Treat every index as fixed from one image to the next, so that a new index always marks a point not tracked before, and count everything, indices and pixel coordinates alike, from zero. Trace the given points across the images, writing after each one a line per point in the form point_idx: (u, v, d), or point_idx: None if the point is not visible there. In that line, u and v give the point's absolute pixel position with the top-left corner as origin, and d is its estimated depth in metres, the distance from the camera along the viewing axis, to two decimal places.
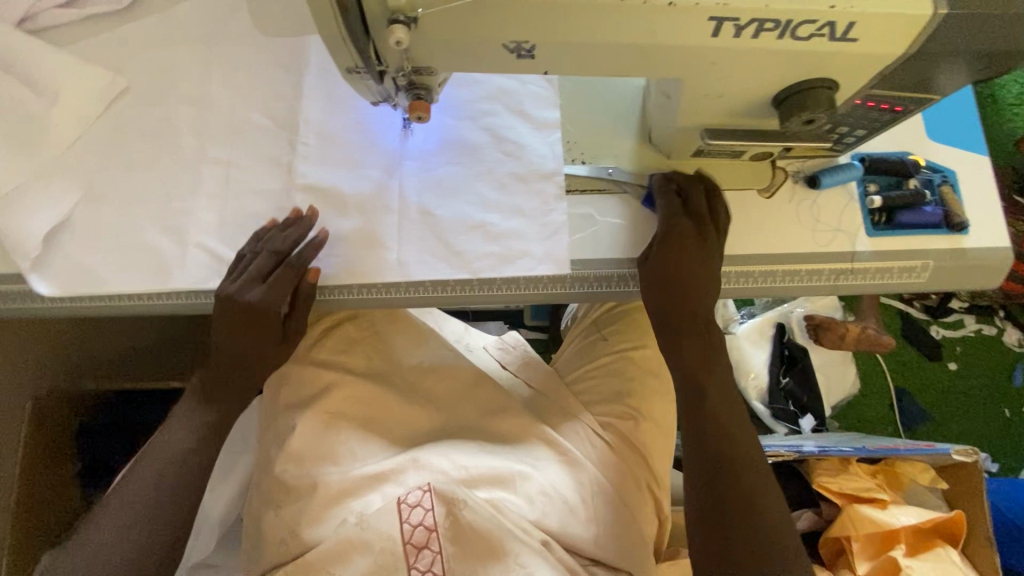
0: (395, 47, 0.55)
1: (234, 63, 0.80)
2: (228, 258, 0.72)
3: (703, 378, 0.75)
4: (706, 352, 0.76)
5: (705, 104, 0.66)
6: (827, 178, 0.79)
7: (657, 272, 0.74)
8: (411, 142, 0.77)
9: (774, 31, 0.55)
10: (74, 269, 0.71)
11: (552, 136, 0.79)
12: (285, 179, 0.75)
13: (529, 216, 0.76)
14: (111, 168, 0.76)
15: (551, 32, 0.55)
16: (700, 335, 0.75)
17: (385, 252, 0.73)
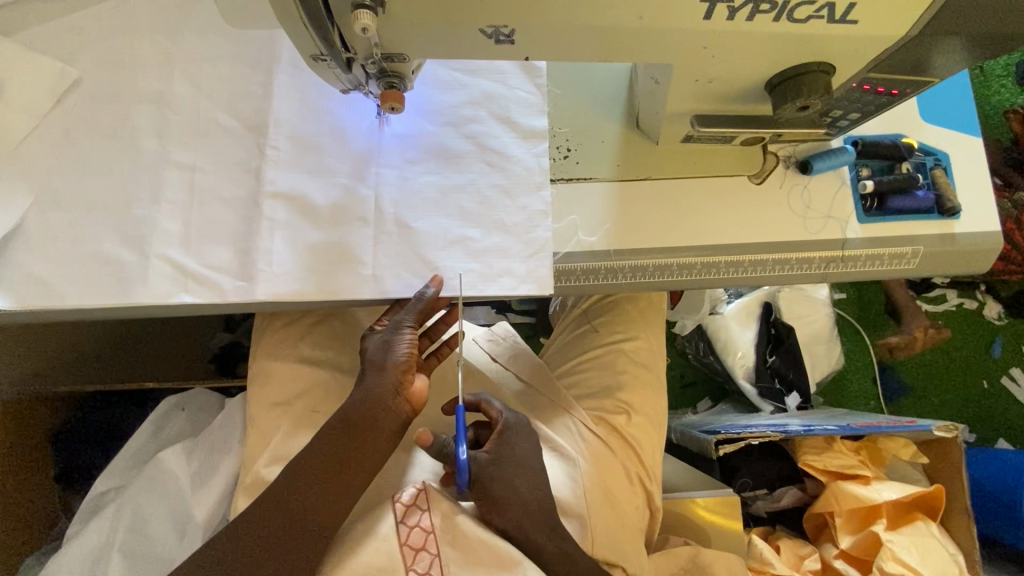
0: (361, 35, 0.50)
1: (192, 44, 0.73)
2: (193, 270, 0.66)
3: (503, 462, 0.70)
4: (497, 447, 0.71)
5: (696, 89, 0.62)
6: (819, 163, 0.77)
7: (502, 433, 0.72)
8: (388, 147, 0.71)
9: (769, 13, 0.51)
10: (27, 280, 0.65)
11: (538, 146, 0.72)
12: (254, 186, 0.69)
13: (512, 232, 0.69)
14: (63, 167, 0.69)
15: (531, 16, 0.50)
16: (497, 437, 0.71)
17: (362, 268, 0.68)
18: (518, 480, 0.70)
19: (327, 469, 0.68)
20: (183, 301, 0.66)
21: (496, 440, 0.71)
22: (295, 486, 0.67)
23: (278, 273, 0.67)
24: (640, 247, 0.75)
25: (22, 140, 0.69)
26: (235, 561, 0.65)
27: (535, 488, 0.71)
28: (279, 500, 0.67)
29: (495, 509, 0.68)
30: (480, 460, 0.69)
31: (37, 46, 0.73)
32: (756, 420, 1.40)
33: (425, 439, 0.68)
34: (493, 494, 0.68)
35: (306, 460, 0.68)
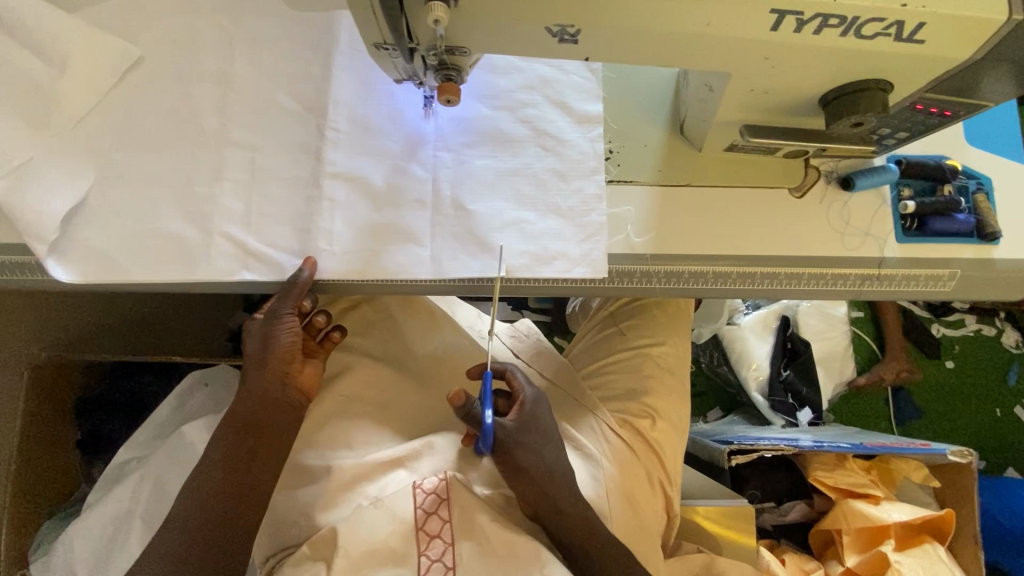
0: (432, 27, 0.51)
1: (253, 35, 0.78)
2: (255, 248, 0.72)
3: (529, 433, 0.70)
4: (524, 419, 0.71)
5: (749, 99, 0.62)
6: (861, 180, 0.77)
7: (528, 406, 0.72)
8: (446, 131, 0.76)
9: (837, 28, 0.50)
10: (89, 253, 0.71)
11: (593, 130, 0.77)
12: (314, 167, 0.75)
13: (567, 215, 0.74)
14: (125, 148, 0.74)
15: (597, 18, 0.50)
16: (523, 410, 0.71)
17: (417, 248, 0.73)
18: (540, 447, 0.71)
19: (235, 442, 0.72)
20: (245, 277, 0.72)
21: (519, 409, 0.71)
22: (247, 453, 0.72)
23: (338, 251, 0.73)
24: (676, 253, 0.75)
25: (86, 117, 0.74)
26: (200, 518, 0.71)
27: (555, 456, 0.72)
28: (232, 466, 0.72)
29: (520, 474, 0.69)
30: (506, 425, 0.69)
31: (109, 28, 0.77)
32: (766, 433, 1.40)
33: (459, 398, 0.64)
34: (515, 463, 0.68)
35: (231, 439, 0.73)
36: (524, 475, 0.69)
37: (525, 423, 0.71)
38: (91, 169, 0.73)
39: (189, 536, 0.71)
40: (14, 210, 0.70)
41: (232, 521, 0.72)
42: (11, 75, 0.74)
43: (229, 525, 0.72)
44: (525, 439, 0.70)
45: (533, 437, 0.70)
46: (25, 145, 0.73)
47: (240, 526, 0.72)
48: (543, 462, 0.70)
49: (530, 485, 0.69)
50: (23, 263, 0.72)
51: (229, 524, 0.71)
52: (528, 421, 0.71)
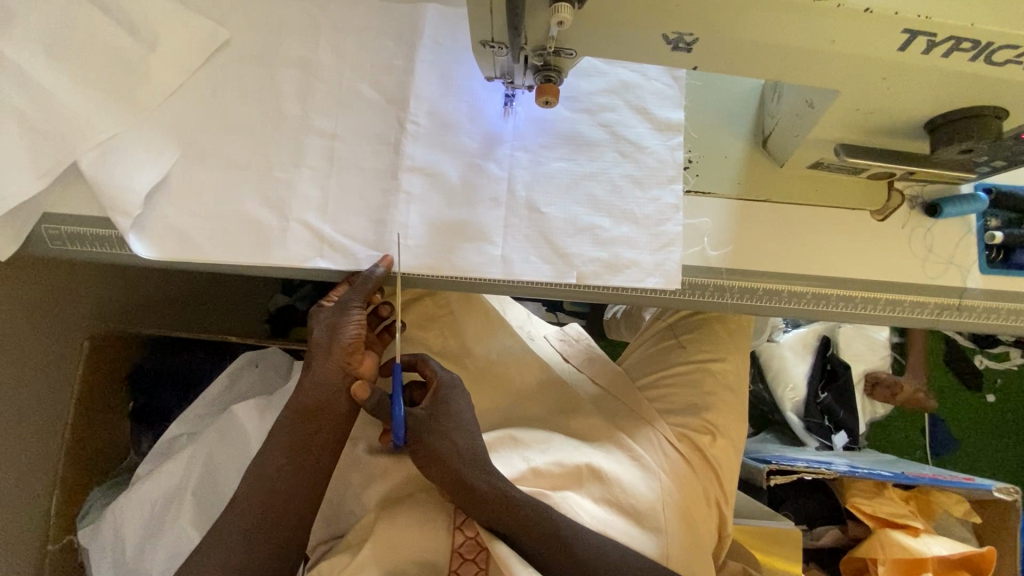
0: (554, 29, 0.51)
1: (340, 24, 0.78)
2: (329, 236, 0.72)
3: (443, 426, 0.69)
4: (435, 413, 0.70)
5: (852, 118, 0.61)
6: (949, 208, 0.74)
7: (438, 398, 0.71)
8: (524, 132, 0.75)
9: (968, 52, 0.49)
10: (169, 231, 0.71)
11: (672, 139, 0.76)
12: (392, 159, 0.74)
13: (642, 223, 0.73)
14: (208, 129, 0.75)
15: (719, 29, 0.50)
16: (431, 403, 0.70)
17: (490, 248, 0.72)
18: (455, 434, 0.69)
19: (295, 430, 0.73)
20: (318, 265, 0.71)
21: (431, 397, 0.71)
22: (307, 438, 0.73)
23: (411, 245, 0.72)
24: (754, 270, 0.74)
25: (173, 96, 0.75)
26: (262, 501, 0.72)
27: (474, 440, 0.70)
28: (293, 449, 0.73)
29: (430, 461, 0.69)
30: (416, 414, 0.69)
31: (199, 10, 0.78)
32: (802, 455, 1.38)
33: (360, 393, 0.70)
34: (428, 450, 0.68)
35: (290, 427, 0.73)
36: (441, 465, 0.68)
37: (438, 416, 0.70)
38: (175, 148, 0.74)
39: (248, 518, 0.71)
40: (100, 184, 0.71)
41: (291, 507, 0.72)
42: (100, 49, 0.75)
43: (288, 511, 0.72)
44: (436, 433, 0.69)
45: (445, 425, 0.69)
46: (112, 119, 0.73)
47: (300, 511, 0.73)
48: (470, 455, 0.69)
49: (450, 474, 0.68)
50: (102, 236, 0.73)
51: (288, 509, 0.72)
52: (440, 414, 0.70)
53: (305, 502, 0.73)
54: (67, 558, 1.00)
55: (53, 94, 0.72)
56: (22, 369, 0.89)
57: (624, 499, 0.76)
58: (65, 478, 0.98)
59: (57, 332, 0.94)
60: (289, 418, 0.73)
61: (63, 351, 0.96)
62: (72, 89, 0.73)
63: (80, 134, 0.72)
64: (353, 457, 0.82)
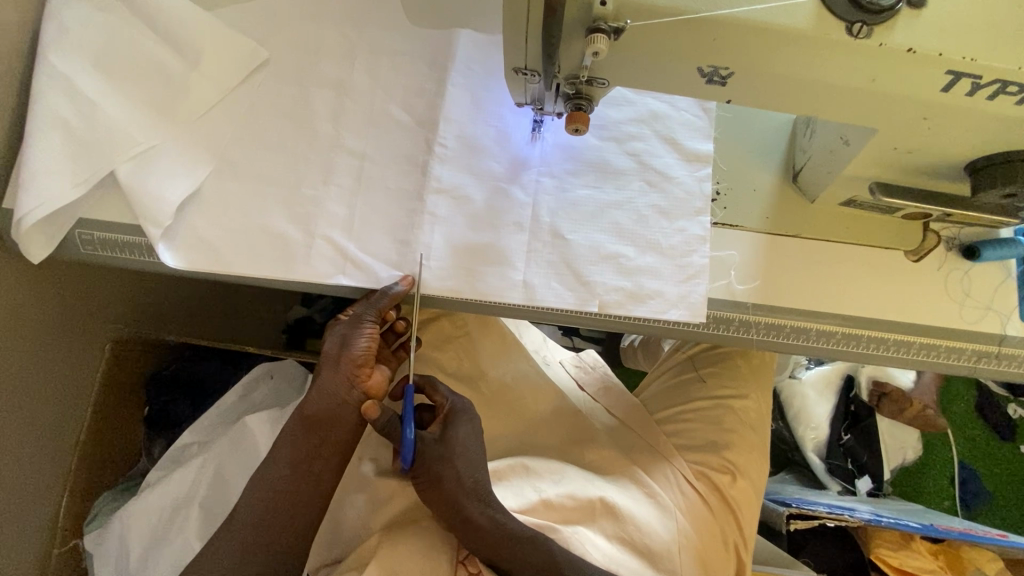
0: (589, 58, 0.50)
1: (376, 48, 0.80)
2: (352, 254, 0.72)
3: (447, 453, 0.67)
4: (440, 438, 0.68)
5: (889, 157, 0.59)
6: (988, 252, 0.72)
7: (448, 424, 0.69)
8: (552, 158, 0.75)
9: (1014, 96, 0.48)
10: (197, 242, 0.72)
11: (700, 170, 0.75)
12: (419, 179, 0.75)
13: (667, 253, 0.72)
14: (242, 144, 0.76)
15: (754, 64, 0.49)
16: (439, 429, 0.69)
17: (511, 272, 0.71)
18: (457, 462, 0.67)
19: (302, 443, 0.72)
20: (340, 282, 0.71)
21: (441, 423, 0.69)
22: (314, 451, 0.72)
23: (432, 265, 0.72)
24: (781, 306, 0.72)
25: (210, 111, 0.77)
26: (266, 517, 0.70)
27: (476, 468, 0.68)
28: (299, 462, 0.72)
29: (429, 485, 0.67)
30: (423, 438, 0.68)
31: (241, 29, 0.80)
32: (823, 499, 1.32)
33: (370, 412, 0.67)
34: (428, 474, 0.67)
35: (297, 440, 0.72)
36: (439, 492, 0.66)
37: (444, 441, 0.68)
38: (210, 162, 0.75)
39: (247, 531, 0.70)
40: (134, 193, 0.72)
41: (293, 524, 0.71)
42: (145, 65, 0.77)
43: (291, 527, 0.71)
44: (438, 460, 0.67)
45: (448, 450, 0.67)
46: (147, 132, 0.75)
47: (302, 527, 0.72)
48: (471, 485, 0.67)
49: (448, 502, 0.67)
50: (132, 243, 0.74)
51: (290, 525, 0.71)
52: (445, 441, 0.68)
53: (310, 521, 0.72)
54: (70, 561, 0.99)
55: (96, 103, 0.74)
56: (51, 374, 0.90)
57: (638, 538, 0.73)
58: (74, 480, 0.98)
59: (85, 339, 0.95)
60: (297, 430, 0.72)
61: (88, 354, 0.97)
62: (115, 100, 0.75)
63: (118, 144, 0.73)
64: (361, 477, 0.80)
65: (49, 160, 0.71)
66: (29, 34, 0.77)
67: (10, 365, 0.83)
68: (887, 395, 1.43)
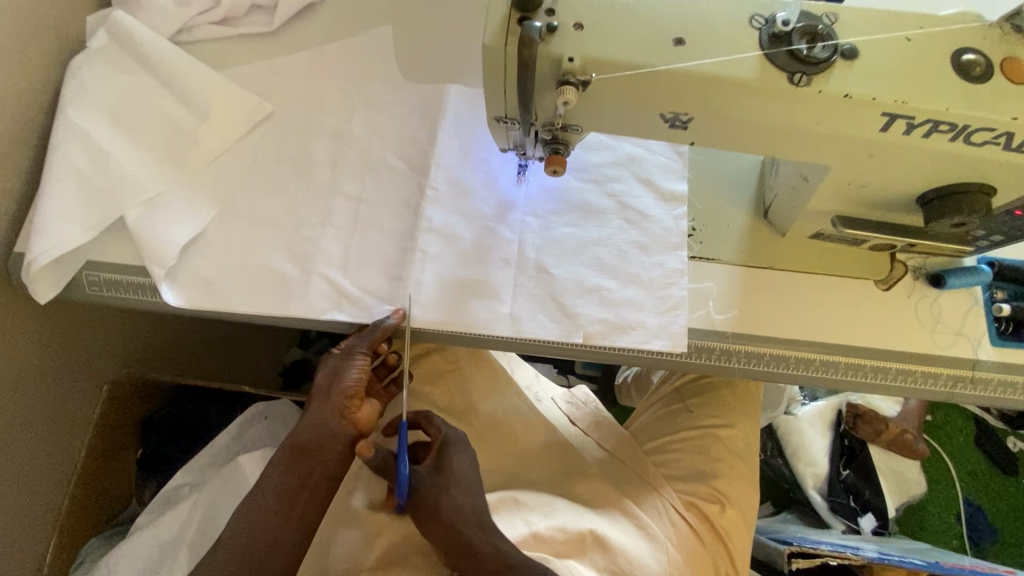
0: (560, 107, 0.55)
1: (373, 102, 0.86)
2: (346, 290, 0.76)
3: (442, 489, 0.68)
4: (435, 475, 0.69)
5: (845, 191, 0.64)
6: (953, 279, 0.75)
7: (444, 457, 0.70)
8: (537, 198, 0.80)
9: (947, 133, 0.52)
10: (199, 281, 0.76)
11: (677, 209, 0.79)
12: (411, 219, 0.79)
13: (647, 286, 0.75)
14: (245, 189, 0.81)
15: (711, 109, 0.54)
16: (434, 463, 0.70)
17: (498, 306, 0.75)
18: (452, 496, 0.68)
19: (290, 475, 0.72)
20: (334, 317, 0.74)
21: (435, 456, 0.71)
22: (300, 483, 0.72)
23: (423, 300, 0.75)
24: (759, 334, 0.74)
25: (217, 160, 0.83)
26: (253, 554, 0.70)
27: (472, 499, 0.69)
28: (287, 496, 0.72)
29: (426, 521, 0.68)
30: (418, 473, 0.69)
31: (248, 86, 0.87)
32: (825, 537, 1.30)
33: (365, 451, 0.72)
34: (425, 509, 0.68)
35: (284, 472, 0.72)
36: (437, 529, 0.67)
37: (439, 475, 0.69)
38: (213, 206, 0.80)
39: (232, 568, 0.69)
40: (142, 236, 0.77)
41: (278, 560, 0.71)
42: (159, 119, 0.83)
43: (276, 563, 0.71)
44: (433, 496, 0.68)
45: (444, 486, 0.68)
46: (156, 180, 0.80)
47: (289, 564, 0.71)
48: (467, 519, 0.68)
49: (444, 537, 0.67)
50: (136, 283, 0.78)
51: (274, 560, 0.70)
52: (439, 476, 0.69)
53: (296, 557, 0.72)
54: None
55: (110, 154, 0.79)
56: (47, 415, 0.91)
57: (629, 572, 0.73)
58: (62, 523, 0.97)
59: (84, 380, 0.96)
60: (284, 461, 0.73)
61: (85, 396, 0.98)
62: (127, 149, 0.80)
63: (129, 190, 0.78)
64: (352, 513, 0.81)
65: (61, 205, 0.76)
66: (53, 93, 0.83)
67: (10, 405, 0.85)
68: (860, 416, 1.46)
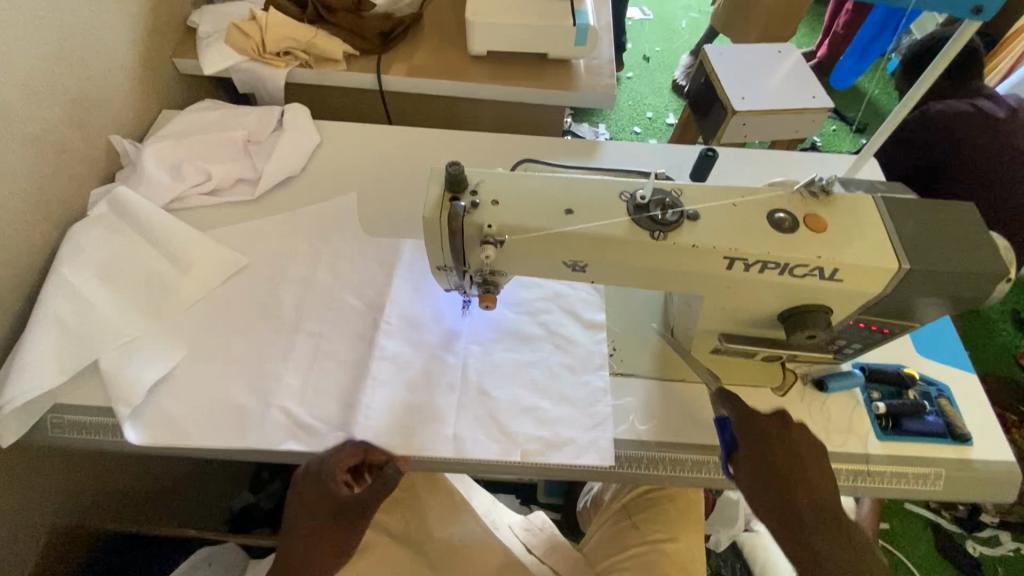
0: (484, 259, 0.71)
1: (338, 252, 1.01)
2: (304, 420, 0.82)
3: None
4: None
5: (722, 314, 0.79)
6: (833, 383, 0.88)
7: None
8: (478, 329, 0.92)
9: (776, 269, 0.69)
10: (162, 419, 0.82)
11: (598, 334, 0.93)
12: (367, 352, 0.89)
13: (577, 404, 0.85)
14: (217, 330, 0.91)
15: (600, 257, 0.70)
16: None
17: (443, 428, 0.82)
18: None
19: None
20: (289, 447, 0.80)
21: None
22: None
23: (373, 425, 0.82)
24: (678, 441, 0.84)
25: (193, 305, 0.93)
26: None
27: None
28: None
29: None
30: None
31: (228, 243, 1.01)
32: None
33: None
34: None
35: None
36: None
37: None
38: (189, 349, 0.88)
39: None
40: (113, 377, 0.83)
41: None
42: (142, 272, 0.94)
43: None
44: None
45: None
46: (133, 326, 0.89)
47: None
48: None
49: None
50: (99, 423, 0.82)
51: None
52: None
53: None
54: None
55: (93, 303, 0.88)
56: None
57: None
58: None
59: (22, 534, 0.93)
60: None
61: (18, 553, 0.93)
62: (111, 300, 0.90)
63: (107, 336, 0.86)
64: None
65: (41, 353, 0.82)
66: (51, 254, 0.95)
67: None
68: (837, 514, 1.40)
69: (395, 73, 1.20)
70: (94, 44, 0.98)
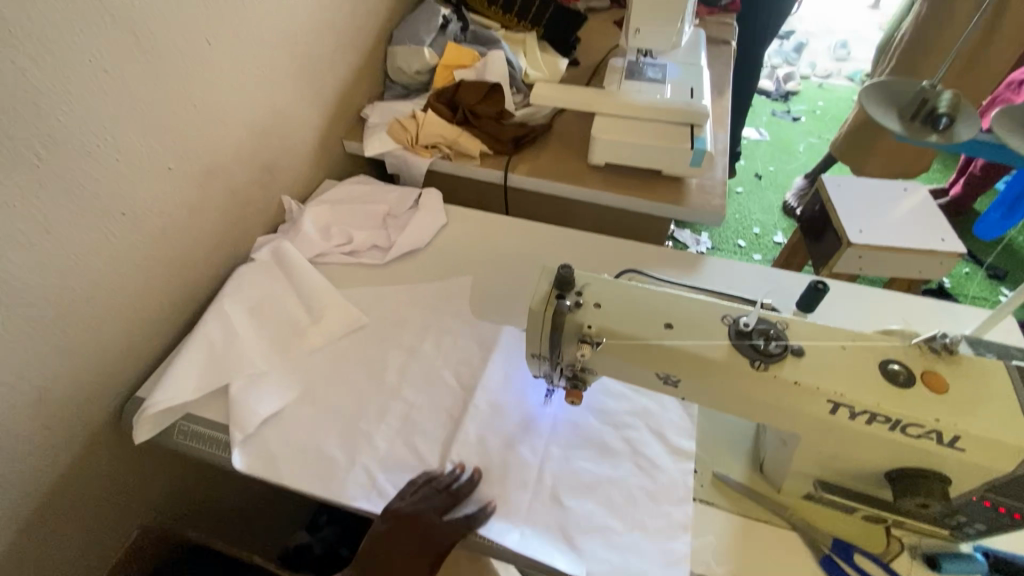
0: (579, 356, 0.75)
1: (442, 323, 1.11)
2: (382, 481, 0.88)
3: None
4: None
5: (819, 459, 0.75)
6: (948, 564, 0.78)
7: None
8: (561, 431, 0.93)
9: (885, 423, 0.66)
10: (264, 453, 0.91)
11: (684, 463, 0.89)
12: (451, 422, 0.95)
13: (652, 536, 0.82)
14: (328, 375, 1.02)
15: (695, 375, 0.71)
16: None
17: (513, 529, 0.83)
18: None
19: None
20: (361, 506, 0.85)
21: None
22: None
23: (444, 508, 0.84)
24: None
25: (313, 349, 1.06)
26: None
27: None
28: None
29: None
30: None
31: (353, 299, 1.15)
32: None
33: None
34: None
35: None
36: None
37: None
38: (296, 388, 1.00)
39: None
40: (234, 403, 0.95)
41: None
42: (281, 312, 1.09)
43: None
44: None
45: None
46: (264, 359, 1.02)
47: None
48: None
49: None
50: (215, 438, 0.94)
51: None
52: None
53: None
54: None
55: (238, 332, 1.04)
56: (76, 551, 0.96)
57: None
58: None
59: (120, 523, 1.03)
60: None
61: (112, 540, 1.03)
62: (251, 333, 1.05)
63: (242, 363, 1.00)
64: None
65: (188, 367, 0.97)
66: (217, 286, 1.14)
67: (57, 534, 0.92)
68: None
69: (520, 172, 1.35)
70: (292, 128, 1.22)
